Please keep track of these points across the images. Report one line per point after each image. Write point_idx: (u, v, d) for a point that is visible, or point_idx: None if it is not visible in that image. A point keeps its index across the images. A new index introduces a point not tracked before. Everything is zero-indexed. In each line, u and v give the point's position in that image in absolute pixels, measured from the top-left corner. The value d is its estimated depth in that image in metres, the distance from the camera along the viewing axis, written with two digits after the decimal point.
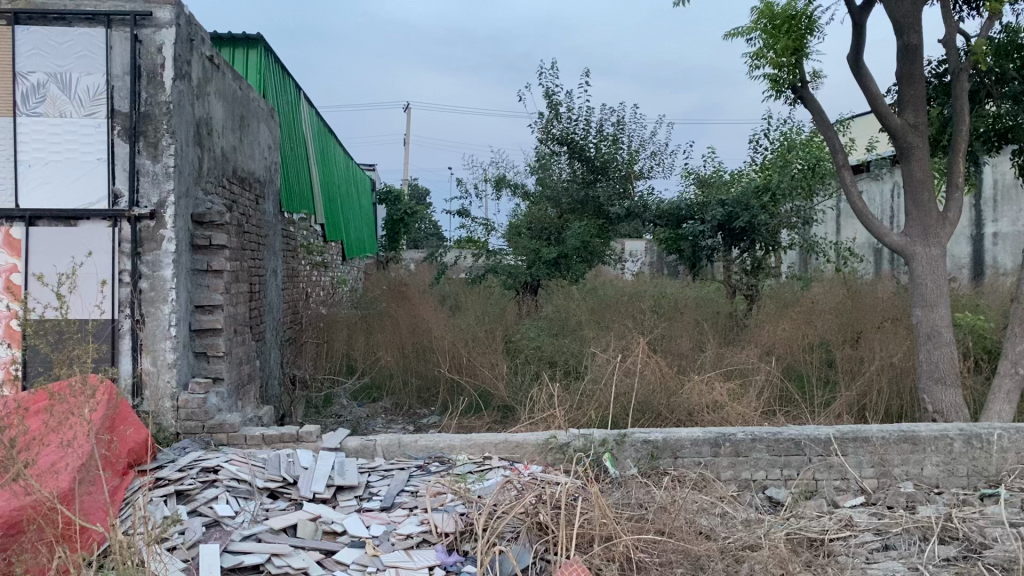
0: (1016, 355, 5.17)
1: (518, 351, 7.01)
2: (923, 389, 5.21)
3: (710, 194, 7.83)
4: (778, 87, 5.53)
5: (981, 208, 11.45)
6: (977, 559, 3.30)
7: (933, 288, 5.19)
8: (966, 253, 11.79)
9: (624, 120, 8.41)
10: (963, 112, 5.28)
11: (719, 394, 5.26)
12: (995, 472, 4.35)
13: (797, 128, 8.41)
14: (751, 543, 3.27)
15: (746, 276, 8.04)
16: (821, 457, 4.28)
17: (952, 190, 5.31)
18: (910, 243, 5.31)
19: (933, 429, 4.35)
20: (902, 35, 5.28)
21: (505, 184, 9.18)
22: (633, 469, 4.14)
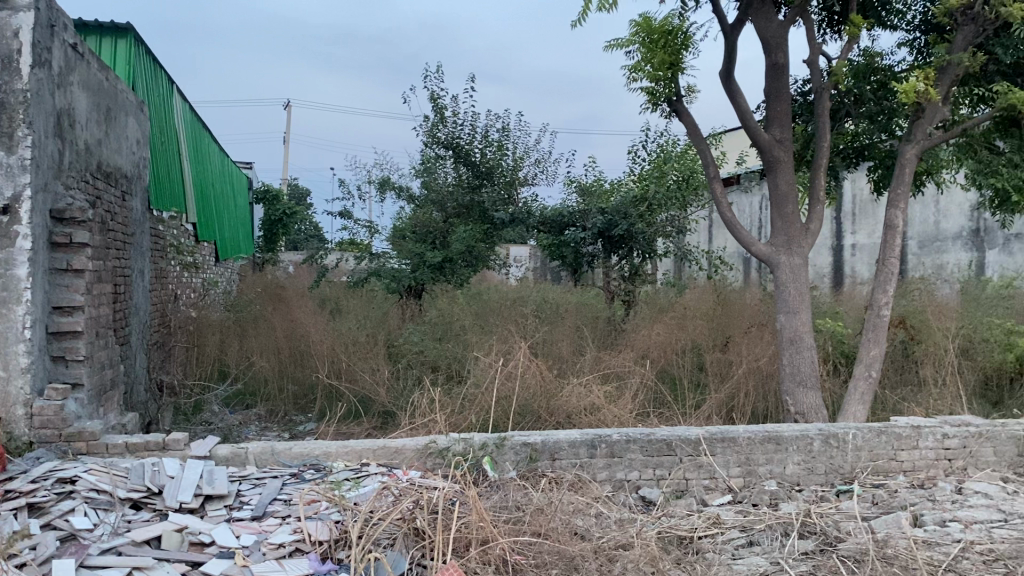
0: (869, 359, 5.49)
1: (399, 356, 6.95)
2: (786, 391, 5.47)
3: (591, 202, 8.07)
4: (655, 100, 5.71)
5: (841, 220, 12.15)
6: (833, 551, 3.46)
7: (796, 296, 5.46)
8: (827, 263, 12.46)
9: (509, 126, 8.51)
10: (824, 129, 5.58)
11: (596, 397, 5.37)
12: (849, 470, 4.60)
13: (674, 141, 8.68)
14: (624, 542, 3.35)
15: (624, 283, 8.33)
16: (692, 457, 4.43)
17: (814, 203, 5.61)
18: (775, 252, 5.56)
19: (794, 429, 4.57)
20: (770, 54, 5.55)
21: (389, 186, 9.11)
22: (512, 472, 4.18)
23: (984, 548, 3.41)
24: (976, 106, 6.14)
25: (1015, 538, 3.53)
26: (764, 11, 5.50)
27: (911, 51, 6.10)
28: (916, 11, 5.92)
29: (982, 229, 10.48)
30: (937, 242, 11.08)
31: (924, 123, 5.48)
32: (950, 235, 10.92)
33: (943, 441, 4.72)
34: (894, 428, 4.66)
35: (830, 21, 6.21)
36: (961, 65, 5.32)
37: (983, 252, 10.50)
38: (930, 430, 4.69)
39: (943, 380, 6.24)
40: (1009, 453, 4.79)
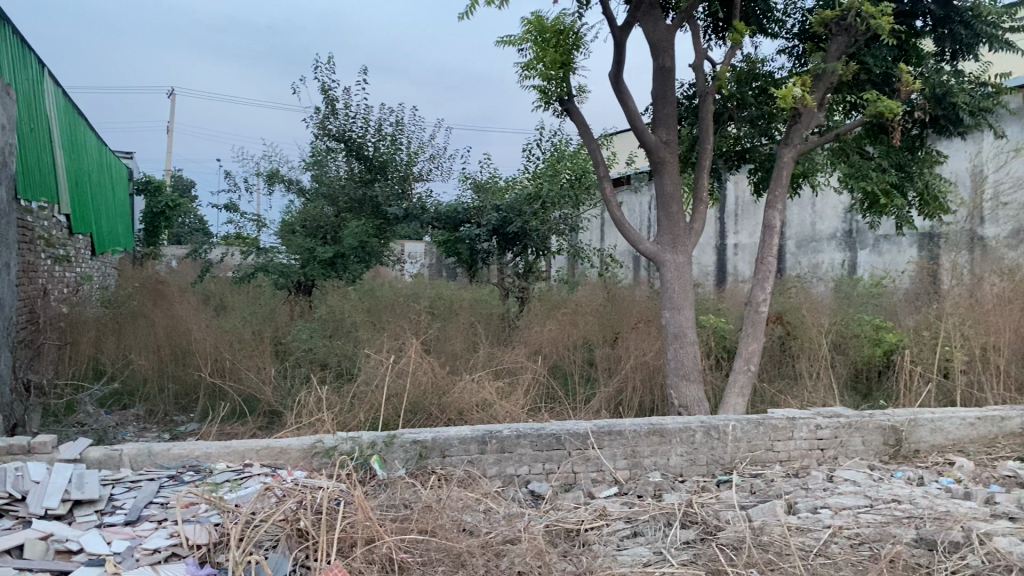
0: (748, 353, 5.71)
1: (287, 354, 6.79)
2: (671, 385, 5.62)
3: (486, 199, 8.09)
4: (547, 99, 5.78)
5: (725, 220, 12.59)
6: (713, 540, 3.57)
7: (680, 293, 5.62)
8: (712, 262, 12.90)
9: (403, 121, 8.42)
10: (708, 131, 5.76)
11: (488, 393, 5.41)
12: (729, 461, 4.77)
13: (567, 141, 8.81)
14: (511, 537, 3.37)
15: (518, 279, 8.44)
16: (580, 450, 4.50)
17: (698, 203, 5.79)
18: (661, 251, 5.71)
19: (678, 422, 4.71)
20: (657, 57, 5.69)
21: (278, 179, 8.89)
22: (401, 470, 4.14)
23: (851, 532, 3.59)
24: (848, 113, 6.47)
25: (879, 522, 3.74)
26: (652, 15, 5.64)
27: (790, 59, 6.37)
28: (795, 20, 6.19)
29: (853, 230, 11.05)
30: (813, 242, 11.65)
31: (801, 127, 5.73)
32: (825, 236, 11.48)
33: (816, 431, 4.94)
34: (771, 419, 4.85)
35: (715, 27, 6.41)
36: (835, 73, 5.59)
37: (854, 251, 11.08)
38: (804, 421, 4.91)
39: (817, 373, 6.55)
40: (876, 442, 5.06)
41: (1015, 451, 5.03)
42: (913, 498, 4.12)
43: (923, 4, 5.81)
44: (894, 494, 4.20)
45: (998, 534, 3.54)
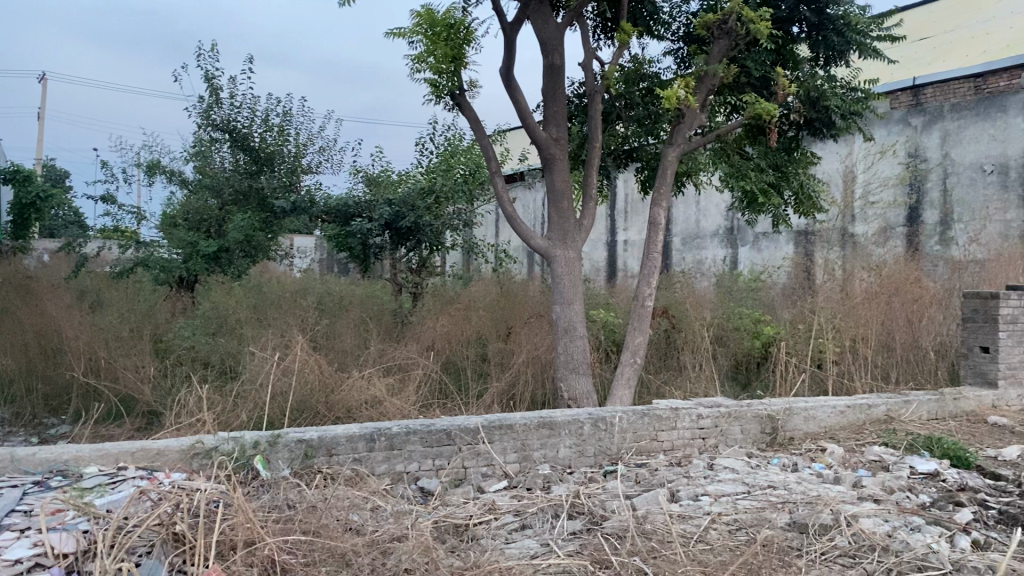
0: (634, 346, 5.84)
1: (168, 351, 6.55)
2: (560, 378, 5.68)
3: (378, 193, 7.98)
4: (438, 93, 5.75)
5: (615, 217, 12.86)
6: (598, 530, 3.64)
7: (570, 287, 5.70)
8: (602, 257, 13.14)
9: (291, 111, 8.19)
10: (597, 129, 5.86)
11: (377, 390, 5.33)
12: (616, 451, 4.87)
13: (460, 135, 8.75)
14: (398, 534, 3.34)
15: (412, 275, 8.38)
16: (470, 445, 4.50)
17: (587, 200, 5.88)
18: (551, 246, 5.77)
19: (566, 415, 4.78)
20: (547, 55, 5.74)
21: (158, 170, 8.53)
22: (285, 470, 4.05)
23: (729, 518, 3.72)
24: (729, 115, 6.69)
25: (756, 508, 3.89)
26: (542, 12, 5.69)
27: (675, 60, 6.54)
28: (680, 23, 6.36)
29: (735, 227, 11.47)
30: (697, 239, 12.04)
31: (684, 128, 5.91)
32: (709, 233, 11.88)
33: (698, 421, 5.11)
34: (655, 410, 4.99)
35: (603, 27, 6.52)
36: (717, 75, 5.77)
37: (736, 248, 11.51)
38: (687, 411, 5.08)
39: (700, 365, 6.78)
40: (754, 431, 5.26)
41: (880, 436, 5.34)
42: (787, 484, 4.31)
43: (798, 11, 6.06)
44: (769, 480, 4.39)
45: (864, 515, 3.75)
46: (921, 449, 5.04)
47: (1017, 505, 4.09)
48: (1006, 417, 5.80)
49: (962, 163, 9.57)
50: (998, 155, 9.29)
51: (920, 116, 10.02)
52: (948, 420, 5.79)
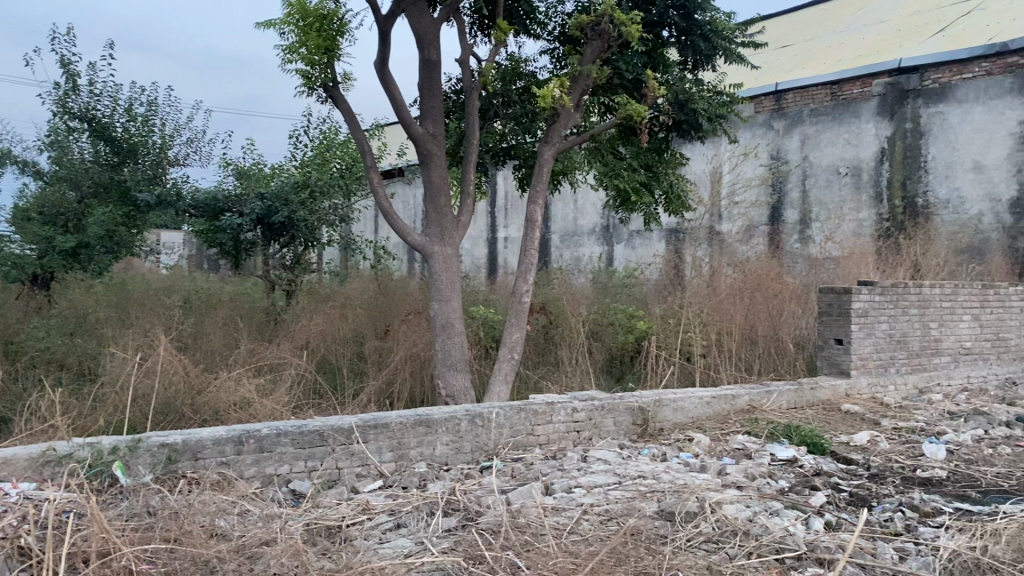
0: (512, 342, 5.88)
1: (19, 354, 6.17)
2: (437, 375, 5.66)
3: (249, 186, 7.73)
4: (310, 85, 5.63)
5: (495, 214, 12.93)
6: (473, 526, 3.63)
7: (447, 284, 5.69)
8: (483, 254, 13.19)
9: (156, 101, 7.84)
10: (474, 126, 5.86)
11: (247, 391, 5.17)
12: (493, 447, 4.89)
13: (336, 128, 8.59)
14: (267, 538, 3.25)
15: (285, 272, 8.15)
16: (344, 445, 4.42)
17: (465, 197, 5.87)
18: (428, 243, 5.73)
19: (443, 412, 4.76)
20: (423, 50, 5.71)
21: (9, 160, 7.99)
22: (147, 476, 3.86)
23: (601, 509, 3.80)
24: (603, 114, 6.83)
25: (626, 498, 4.00)
26: (417, 6, 5.65)
27: (551, 60, 6.62)
28: (556, 23, 6.45)
29: (610, 225, 11.74)
30: (575, 236, 12.25)
31: (559, 126, 5.99)
32: (586, 230, 12.11)
33: (572, 414, 5.20)
34: (532, 405, 5.04)
35: (480, 24, 6.53)
36: (590, 76, 5.88)
37: (612, 245, 11.79)
38: (562, 405, 5.15)
39: (575, 360, 6.90)
40: (626, 422, 5.40)
41: (744, 425, 5.58)
42: (656, 473, 4.44)
43: (668, 15, 6.25)
44: (639, 470, 4.51)
45: (727, 501, 3.90)
46: (780, 437, 5.30)
47: (865, 486, 4.36)
48: (857, 404, 6.17)
49: (819, 165, 10.12)
50: (851, 158, 9.87)
51: (782, 120, 10.53)
52: (805, 408, 6.11)
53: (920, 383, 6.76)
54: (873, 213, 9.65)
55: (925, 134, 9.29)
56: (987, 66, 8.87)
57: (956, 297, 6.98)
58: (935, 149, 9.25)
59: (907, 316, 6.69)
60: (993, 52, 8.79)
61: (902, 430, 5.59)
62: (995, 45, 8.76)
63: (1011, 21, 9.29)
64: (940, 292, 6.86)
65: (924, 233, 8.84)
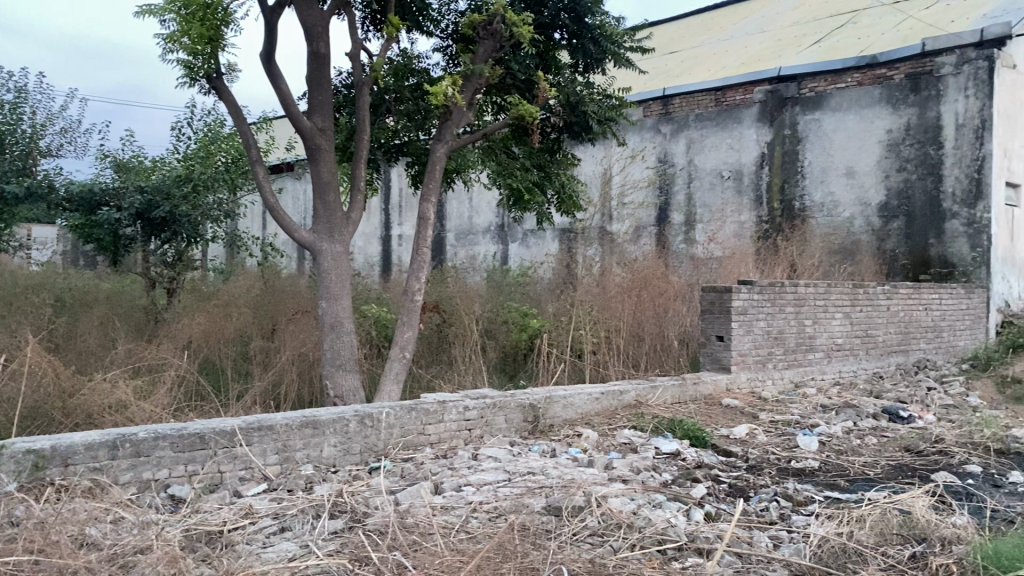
0: (403, 341, 5.83)
1: None
2: (325, 376, 5.56)
3: (127, 179, 7.41)
4: (193, 75, 5.45)
5: (388, 212, 12.81)
6: (360, 527, 3.59)
7: (336, 281, 5.59)
8: (376, 252, 13.05)
9: (26, 88, 7.41)
10: (364, 122, 5.79)
11: (124, 393, 4.95)
12: (383, 447, 4.84)
13: (221, 121, 8.33)
14: (142, 546, 3.12)
15: (166, 269, 7.87)
16: (226, 449, 4.29)
17: (355, 193, 5.79)
18: (317, 240, 5.62)
19: (331, 413, 4.68)
20: (312, 43, 5.60)
21: None
22: (10, 485, 3.65)
23: (489, 507, 3.82)
24: (496, 114, 6.86)
25: (515, 494, 4.03)
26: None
27: (443, 58, 6.60)
28: (449, 21, 6.44)
29: (504, 224, 11.82)
30: (470, 234, 12.27)
31: (452, 125, 5.98)
32: (481, 229, 12.15)
33: (464, 413, 5.20)
34: (422, 404, 5.02)
35: (372, 19, 6.45)
36: (483, 75, 5.89)
37: (506, 244, 11.88)
38: (453, 404, 5.15)
39: (468, 358, 6.91)
40: (517, 420, 5.44)
41: (631, 420, 5.73)
42: (545, 469, 4.50)
43: (560, 17, 6.33)
44: (528, 467, 4.55)
45: (612, 495, 3.98)
46: (665, 431, 5.45)
47: (743, 478, 4.54)
48: (737, 399, 6.42)
49: (704, 169, 10.47)
50: (734, 163, 10.25)
51: (669, 125, 10.84)
52: (688, 403, 6.30)
53: (796, 378, 7.08)
54: (754, 215, 10.05)
55: (801, 140, 9.73)
56: (858, 77, 9.34)
57: (828, 296, 7.34)
58: (810, 154, 9.69)
59: (784, 314, 6.99)
60: (863, 64, 9.26)
61: (778, 423, 5.84)
62: (866, 57, 9.24)
63: (879, 35, 9.81)
64: (814, 291, 7.20)
65: (801, 235, 9.27)
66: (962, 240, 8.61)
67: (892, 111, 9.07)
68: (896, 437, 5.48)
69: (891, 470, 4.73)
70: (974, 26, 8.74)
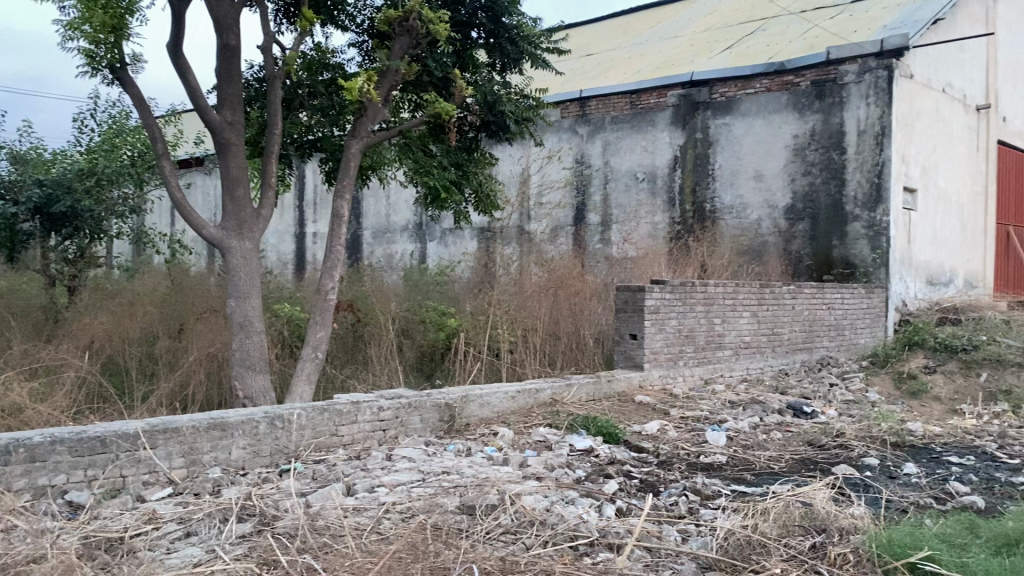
0: (315, 341, 5.73)
1: None
2: (234, 376, 5.42)
3: (25, 172, 7.09)
4: (94, 64, 5.25)
5: (302, 209, 12.59)
6: (269, 530, 3.51)
7: (246, 280, 5.46)
8: (290, 250, 12.81)
9: None
10: (276, 117, 5.67)
11: (19, 396, 4.73)
12: (294, 449, 4.75)
13: (126, 113, 8.04)
14: (36, 555, 2.99)
15: (67, 266, 7.52)
16: (129, 452, 4.14)
17: (265, 189, 5.67)
18: (226, 237, 5.48)
19: (240, 414, 4.57)
20: (221, 34, 5.46)
21: None
22: None
23: (402, 507, 3.79)
24: (413, 111, 6.82)
25: (429, 494, 4.01)
26: None
27: (359, 53, 6.53)
28: (365, 16, 6.37)
29: (422, 223, 11.76)
30: (387, 233, 12.17)
31: (367, 121, 5.90)
32: (398, 227, 12.06)
33: (378, 413, 5.14)
34: (335, 405, 4.94)
35: (286, 11, 6.33)
36: (398, 72, 5.84)
37: (424, 243, 11.82)
38: (367, 404, 5.09)
39: (383, 357, 6.85)
40: (432, 419, 5.42)
41: (545, 418, 5.77)
42: (459, 468, 4.49)
43: (477, 16, 6.33)
44: (443, 466, 4.54)
45: (526, 493, 4.00)
46: (579, 428, 5.51)
47: (654, 473, 4.63)
48: (650, 396, 6.53)
49: (620, 170, 10.64)
50: (648, 165, 10.45)
51: (586, 126, 10.98)
52: (602, 400, 6.38)
53: (706, 375, 7.26)
54: (667, 217, 10.26)
55: (713, 144, 9.98)
56: (767, 83, 9.62)
57: (736, 296, 7.55)
58: (721, 158, 9.94)
59: (694, 312, 7.16)
60: (771, 70, 9.53)
61: (688, 419, 5.98)
62: (774, 64, 9.51)
63: (787, 43, 10.12)
64: (723, 290, 7.40)
65: (712, 236, 9.51)
66: (863, 242, 8.96)
67: (798, 117, 9.38)
68: (800, 432, 5.67)
69: (794, 464, 4.89)
70: (875, 36, 9.10)
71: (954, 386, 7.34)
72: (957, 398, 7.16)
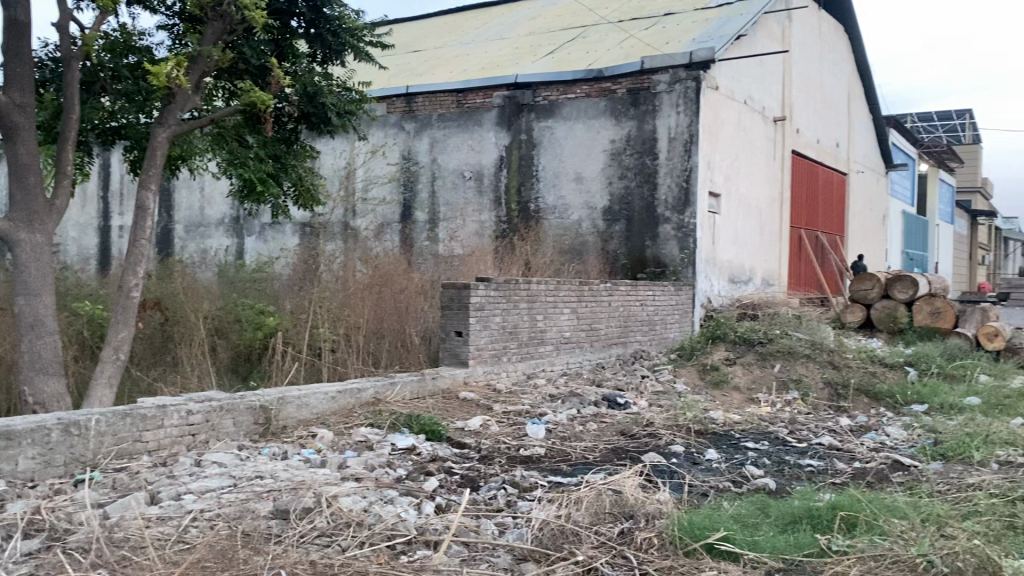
0: (118, 342, 5.37)
1: None
2: (23, 381, 4.98)
3: None
4: None
5: (107, 200, 11.78)
6: (60, 546, 3.25)
7: (37, 275, 5.04)
8: (93, 244, 11.96)
9: None
10: (73, 100, 5.27)
11: None
12: (92, 458, 4.43)
13: None
14: None
15: None
16: None
17: (60, 177, 5.25)
18: (13, 228, 5.03)
19: (28, 422, 4.21)
20: (8, 9, 5.01)
21: None
22: None
23: (210, 515, 3.62)
24: (227, 100, 6.54)
25: (240, 500, 3.86)
26: None
27: (169, 37, 6.18)
28: None
29: (240, 217, 11.31)
30: (202, 227, 11.61)
31: (176, 108, 5.60)
32: (214, 221, 11.53)
33: (187, 418, 4.89)
34: (139, 409, 4.65)
35: None
36: (210, 58, 5.57)
37: (242, 238, 11.37)
38: (175, 408, 4.83)
39: (196, 358, 6.54)
40: (246, 422, 5.23)
41: (366, 417, 5.70)
42: (274, 472, 4.36)
43: (296, 5, 6.15)
44: (257, 470, 4.38)
45: (343, 494, 3.93)
46: (401, 426, 5.48)
47: (474, 468, 4.68)
48: (473, 392, 6.59)
49: (447, 169, 10.69)
50: (474, 164, 10.55)
51: (413, 123, 10.96)
52: (426, 397, 6.38)
53: (528, 370, 7.42)
54: (492, 216, 10.40)
55: (536, 145, 10.21)
56: (587, 89, 9.94)
57: (557, 293, 7.77)
58: (544, 159, 10.19)
59: (517, 310, 7.30)
60: (590, 77, 9.85)
61: (510, 413, 6.08)
62: (594, 70, 9.84)
63: (605, 51, 10.52)
64: (545, 288, 7.60)
65: (534, 235, 9.74)
66: (673, 242, 9.46)
67: (615, 122, 9.77)
68: (613, 423, 5.92)
69: (607, 453, 5.10)
70: (684, 49, 9.62)
71: (753, 376, 7.90)
72: (755, 387, 7.72)
